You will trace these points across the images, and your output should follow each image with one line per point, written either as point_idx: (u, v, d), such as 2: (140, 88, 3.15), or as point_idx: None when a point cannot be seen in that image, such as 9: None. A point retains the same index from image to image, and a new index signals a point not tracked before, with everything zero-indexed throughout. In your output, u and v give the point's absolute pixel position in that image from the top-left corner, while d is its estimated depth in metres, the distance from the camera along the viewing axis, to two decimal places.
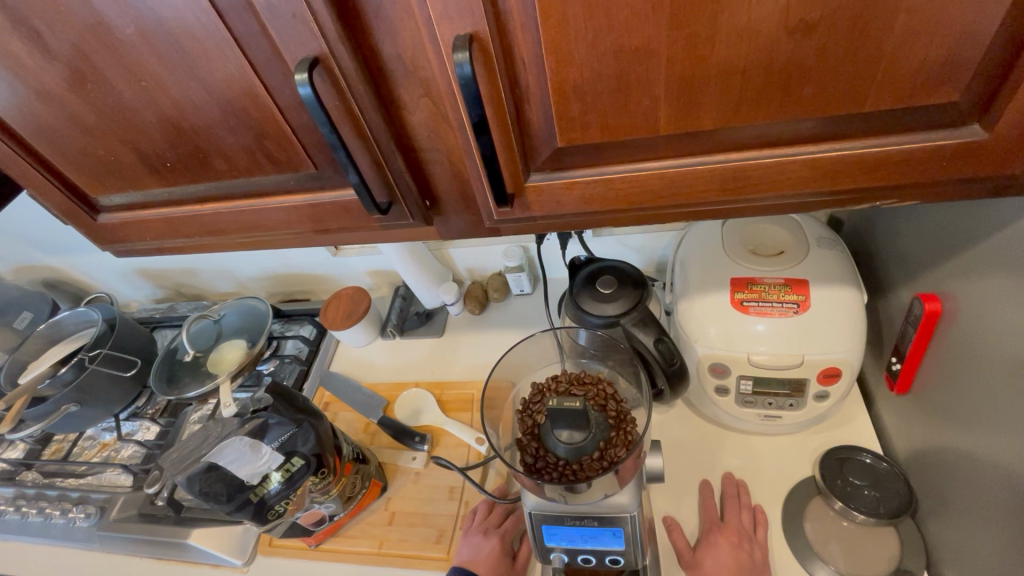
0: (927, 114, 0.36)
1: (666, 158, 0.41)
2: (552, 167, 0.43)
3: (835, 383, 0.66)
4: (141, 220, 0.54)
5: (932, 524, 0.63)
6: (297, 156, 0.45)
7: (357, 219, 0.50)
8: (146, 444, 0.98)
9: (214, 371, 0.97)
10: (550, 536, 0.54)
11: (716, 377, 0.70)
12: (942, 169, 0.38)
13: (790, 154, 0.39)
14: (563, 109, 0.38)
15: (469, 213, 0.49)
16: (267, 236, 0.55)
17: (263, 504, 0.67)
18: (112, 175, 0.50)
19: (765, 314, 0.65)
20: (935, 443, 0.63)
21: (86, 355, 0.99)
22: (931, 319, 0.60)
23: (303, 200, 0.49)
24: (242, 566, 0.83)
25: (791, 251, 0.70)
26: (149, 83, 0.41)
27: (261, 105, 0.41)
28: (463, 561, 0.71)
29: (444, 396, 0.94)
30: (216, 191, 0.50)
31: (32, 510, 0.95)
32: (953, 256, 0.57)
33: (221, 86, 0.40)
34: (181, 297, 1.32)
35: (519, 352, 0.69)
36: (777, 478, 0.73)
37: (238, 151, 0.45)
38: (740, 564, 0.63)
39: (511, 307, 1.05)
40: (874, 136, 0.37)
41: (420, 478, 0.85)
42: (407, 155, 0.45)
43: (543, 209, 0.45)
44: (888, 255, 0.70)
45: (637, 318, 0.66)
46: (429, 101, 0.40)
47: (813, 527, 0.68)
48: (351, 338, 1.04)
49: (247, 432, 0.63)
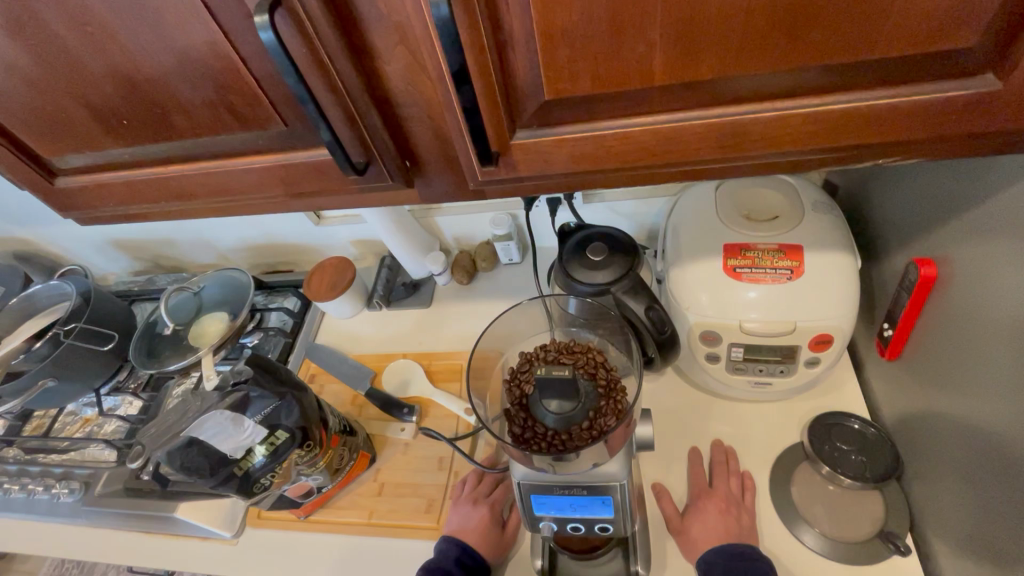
0: (937, 63, 0.33)
1: (660, 112, 0.38)
2: (539, 123, 0.40)
3: (826, 349, 0.66)
4: (103, 184, 0.51)
5: (916, 487, 0.64)
6: (264, 111, 0.42)
7: (334, 180, 0.47)
8: (129, 419, 0.96)
9: (195, 344, 0.95)
10: (539, 506, 0.53)
11: (707, 345, 0.69)
12: (949, 125, 0.36)
13: (792, 107, 0.36)
14: (549, 57, 0.35)
15: (453, 173, 0.47)
16: (239, 201, 0.52)
17: (249, 477, 0.66)
18: (66, 135, 0.47)
19: (758, 281, 0.64)
20: (924, 409, 0.63)
21: (60, 329, 0.96)
22: (925, 285, 0.58)
23: (274, 160, 0.45)
24: (232, 539, 0.82)
25: (785, 216, 0.68)
26: (96, 29, 0.37)
27: (220, 54, 0.38)
28: (453, 530, 0.71)
29: (433, 367, 0.93)
30: (180, 151, 0.47)
31: (15, 486, 0.94)
32: (951, 220, 0.55)
33: (173, 31, 0.37)
34: (160, 269, 1.28)
35: (508, 322, 0.68)
36: (766, 444, 0.74)
37: (200, 106, 0.42)
38: (728, 530, 0.64)
39: (500, 277, 1.03)
40: (880, 88, 0.35)
41: (409, 449, 0.85)
42: (383, 110, 0.42)
43: (529, 169, 0.43)
44: (883, 219, 0.68)
45: (629, 286, 0.65)
46: (404, 49, 0.37)
47: (800, 492, 0.69)
48: (336, 309, 1.02)
49: (228, 405, 0.61)
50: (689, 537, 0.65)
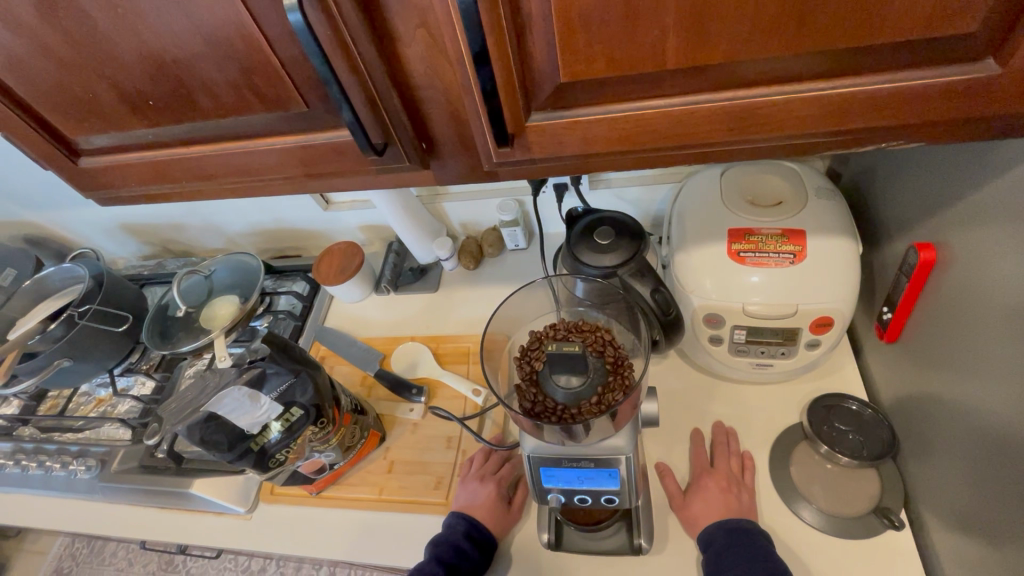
0: (942, 47, 0.35)
1: (672, 95, 0.40)
2: (553, 105, 0.41)
3: (826, 332, 0.67)
4: (125, 164, 0.52)
5: (912, 466, 0.66)
6: (287, 93, 0.43)
7: (352, 162, 0.48)
8: (143, 399, 0.99)
9: (207, 326, 0.97)
10: (548, 478, 0.55)
11: (711, 327, 0.70)
12: (951, 109, 0.37)
13: (800, 91, 0.38)
14: (566, 40, 0.36)
15: (468, 155, 0.48)
16: (258, 181, 0.53)
17: (265, 452, 0.68)
18: (91, 115, 0.48)
19: (762, 265, 0.66)
20: (920, 390, 0.65)
21: (75, 311, 0.98)
22: (924, 269, 0.60)
23: (294, 142, 0.47)
24: (246, 513, 0.85)
25: (789, 202, 0.69)
26: (126, 11, 0.38)
27: (247, 37, 0.39)
28: (461, 506, 0.73)
29: (441, 349, 0.95)
30: (203, 132, 0.48)
31: (32, 463, 0.96)
32: (950, 207, 0.57)
33: (203, 14, 0.38)
34: (169, 254, 1.30)
35: (517, 304, 0.70)
36: (766, 425, 0.76)
37: (224, 87, 0.43)
38: (728, 507, 0.66)
39: (506, 262, 1.05)
40: (886, 72, 0.36)
41: (418, 429, 0.87)
42: (402, 92, 0.43)
43: (543, 150, 0.44)
44: (885, 206, 0.69)
45: (635, 270, 0.66)
46: (426, 32, 0.38)
47: (798, 471, 0.71)
48: (345, 293, 1.04)
49: (246, 382, 0.63)
50: (690, 512, 0.67)
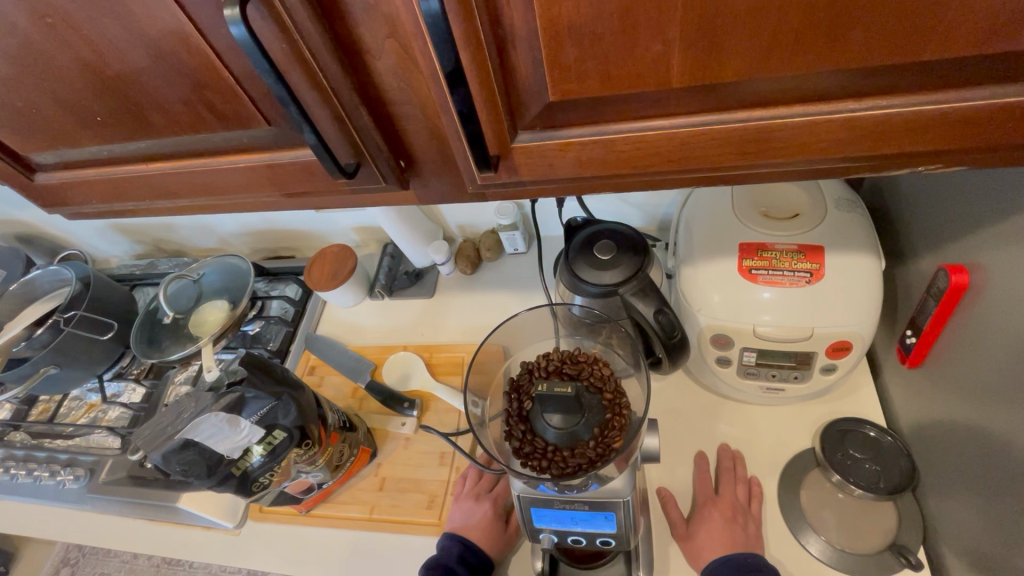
0: (995, 64, 0.30)
1: (677, 115, 0.36)
2: (544, 124, 0.38)
3: (844, 356, 0.63)
4: (85, 181, 0.49)
5: (932, 500, 0.62)
6: (246, 110, 0.39)
7: (322, 181, 0.44)
8: (132, 406, 0.94)
9: (196, 333, 0.94)
10: (539, 518, 0.52)
11: (718, 348, 0.66)
12: (991, 135, 0.33)
13: (823, 113, 0.34)
14: (554, 55, 0.33)
15: (451, 175, 0.44)
16: (226, 199, 0.49)
17: (247, 477, 0.65)
18: (42, 129, 0.44)
19: (775, 283, 0.61)
20: (944, 418, 0.60)
21: (60, 317, 0.94)
22: (955, 293, 0.55)
23: (259, 160, 0.43)
24: (235, 529, 0.81)
25: (806, 215, 0.64)
26: (54, 19, 0.35)
27: (193, 49, 0.35)
28: (454, 527, 0.70)
29: (434, 359, 0.91)
30: (161, 149, 0.44)
31: (21, 471, 0.92)
32: (984, 224, 0.52)
33: (143, 24, 0.34)
34: (161, 253, 1.27)
35: (513, 322, 0.65)
36: (775, 449, 0.71)
37: (177, 104, 0.40)
38: (733, 540, 0.62)
39: (504, 266, 1.00)
40: (926, 92, 0.32)
41: (410, 444, 0.84)
42: (375, 109, 0.39)
43: (532, 172, 0.40)
44: (910, 219, 0.64)
45: (638, 288, 0.62)
46: (395, 43, 0.34)
47: (809, 500, 0.66)
48: (339, 299, 1.00)
49: (223, 407, 0.59)
50: (693, 544, 0.64)
